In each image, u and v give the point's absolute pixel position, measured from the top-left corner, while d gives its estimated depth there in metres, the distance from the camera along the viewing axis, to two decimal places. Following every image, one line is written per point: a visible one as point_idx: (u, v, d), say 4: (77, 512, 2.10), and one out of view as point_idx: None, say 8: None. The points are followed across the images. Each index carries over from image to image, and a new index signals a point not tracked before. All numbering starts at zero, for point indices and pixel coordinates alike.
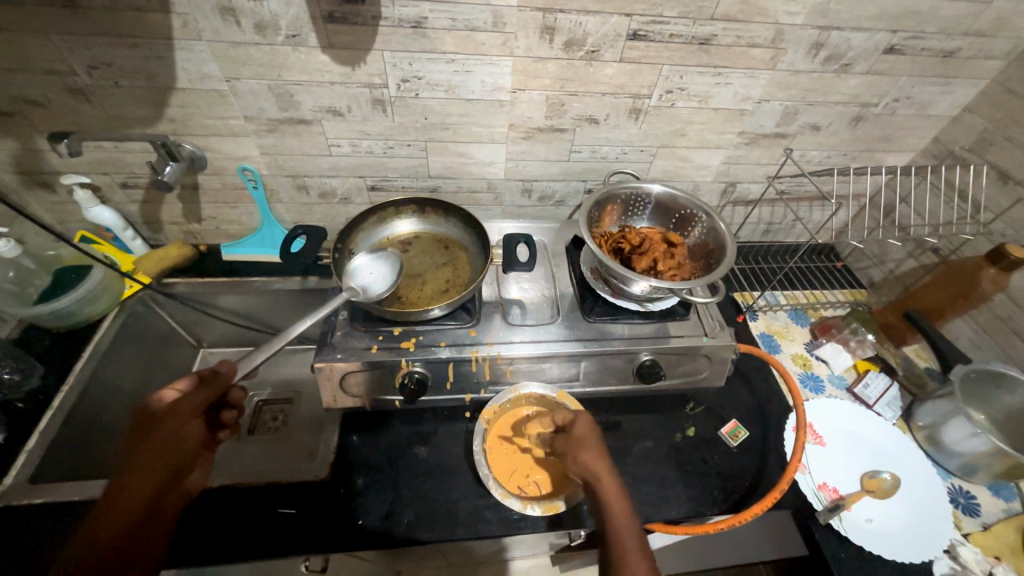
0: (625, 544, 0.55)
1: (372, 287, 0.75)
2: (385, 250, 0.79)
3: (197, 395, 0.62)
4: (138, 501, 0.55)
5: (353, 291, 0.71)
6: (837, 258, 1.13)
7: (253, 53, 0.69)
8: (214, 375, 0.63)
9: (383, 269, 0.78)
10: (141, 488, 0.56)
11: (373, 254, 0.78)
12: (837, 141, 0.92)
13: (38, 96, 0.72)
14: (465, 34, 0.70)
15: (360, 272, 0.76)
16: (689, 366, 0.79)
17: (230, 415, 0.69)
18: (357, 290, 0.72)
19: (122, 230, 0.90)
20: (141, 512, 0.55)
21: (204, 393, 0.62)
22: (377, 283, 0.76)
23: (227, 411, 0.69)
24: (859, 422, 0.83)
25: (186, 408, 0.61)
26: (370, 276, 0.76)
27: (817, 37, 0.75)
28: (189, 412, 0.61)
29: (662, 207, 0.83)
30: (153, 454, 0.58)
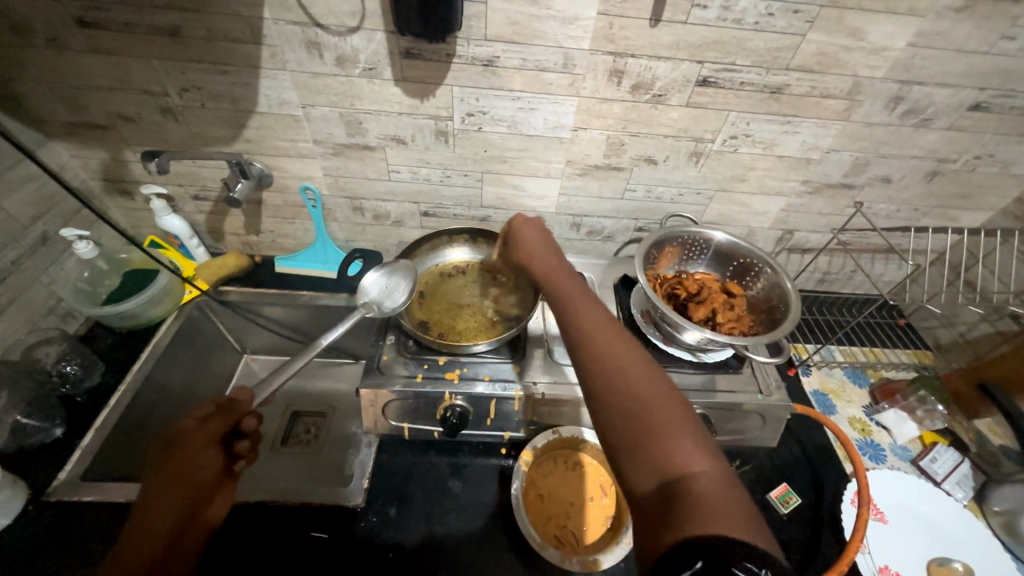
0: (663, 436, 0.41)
1: (390, 301, 0.77)
2: (402, 266, 0.80)
3: (214, 424, 0.62)
4: (157, 537, 0.55)
5: (365, 308, 0.74)
6: (899, 315, 1.06)
7: (331, 83, 0.72)
8: (231, 404, 0.64)
9: (396, 278, 0.79)
10: (159, 523, 0.56)
11: (383, 263, 0.80)
12: (908, 195, 0.88)
13: (131, 113, 0.77)
14: (534, 73, 0.71)
15: (376, 285, 0.78)
16: (739, 422, 0.75)
17: (243, 445, 0.65)
18: (370, 307, 0.75)
19: (188, 239, 0.94)
20: (163, 547, 0.55)
21: (221, 421, 0.63)
22: (392, 295, 0.78)
23: (240, 440, 0.65)
24: (928, 501, 0.76)
25: (201, 439, 0.61)
26: (386, 289, 0.78)
27: (897, 91, 0.72)
28: (203, 442, 0.61)
29: (720, 254, 0.80)
30: (172, 485, 0.58)
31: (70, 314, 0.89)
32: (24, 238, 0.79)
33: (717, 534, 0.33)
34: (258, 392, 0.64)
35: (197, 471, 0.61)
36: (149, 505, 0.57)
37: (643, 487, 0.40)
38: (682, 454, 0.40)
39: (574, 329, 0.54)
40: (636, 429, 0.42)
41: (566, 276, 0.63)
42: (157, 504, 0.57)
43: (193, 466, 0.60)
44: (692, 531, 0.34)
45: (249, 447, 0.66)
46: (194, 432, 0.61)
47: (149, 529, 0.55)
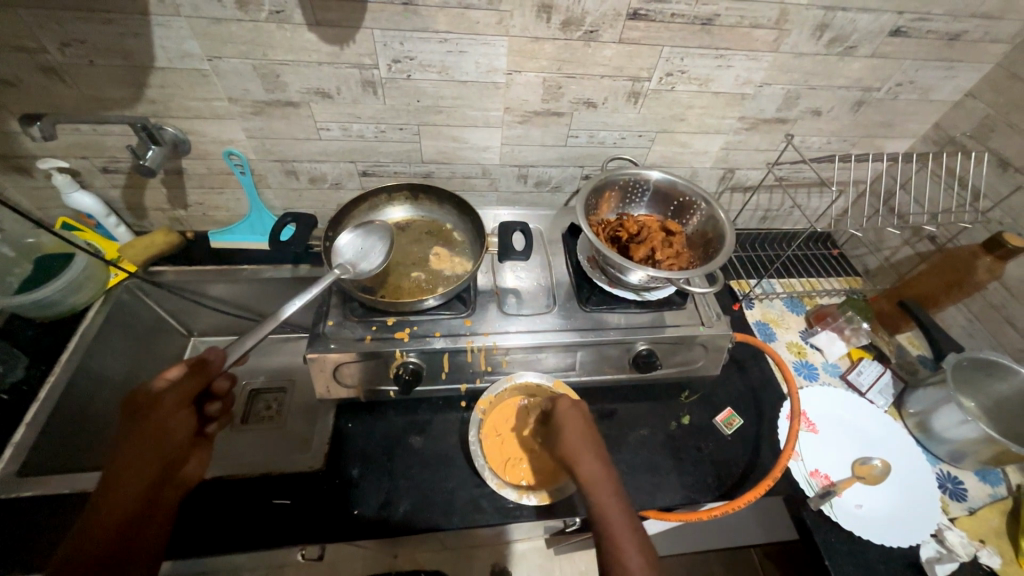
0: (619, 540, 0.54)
1: (363, 263, 0.74)
2: (375, 228, 0.77)
3: (185, 385, 0.59)
4: (130, 498, 0.54)
5: (340, 268, 0.70)
6: (833, 246, 1.12)
7: (236, 30, 0.66)
8: (203, 364, 0.61)
9: (372, 240, 0.77)
10: (133, 483, 0.55)
11: (360, 224, 0.77)
12: (838, 126, 0.91)
13: (8, 75, 0.68)
14: (459, 12, 0.67)
15: (350, 248, 0.75)
16: (685, 355, 0.79)
17: (214, 407, 0.66)
18: (347, 267, 0.71)
19: (104, 217, 0.87)
20: (137, 510, 0.54)
21: (192, 382, 0.60)
22: (368, 256, 0.75)
23: (211, 402, 0.66)
24: (852, 409, 0.84)
25: (173, 399, 0.59)
26: (361, 252, 0.75)
27: (822, 18, 0.72)
28: (176, 404, 0.59)
29: (660, 194, 0.81)
30: (144, 446, 0.56)
31: None
32: None
33: None
34: (231, 352, 0.61)
35: (172, 431, 0.59)
36: (118, 468, 0.55)
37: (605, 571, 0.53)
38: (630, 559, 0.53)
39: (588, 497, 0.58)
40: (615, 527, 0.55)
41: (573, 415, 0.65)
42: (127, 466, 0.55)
43: (165, 427, 0.58)
44: None
45: (220, 409, 0.67)
46: (164, 394, 0.59)
47: (122, 491, 0.54)
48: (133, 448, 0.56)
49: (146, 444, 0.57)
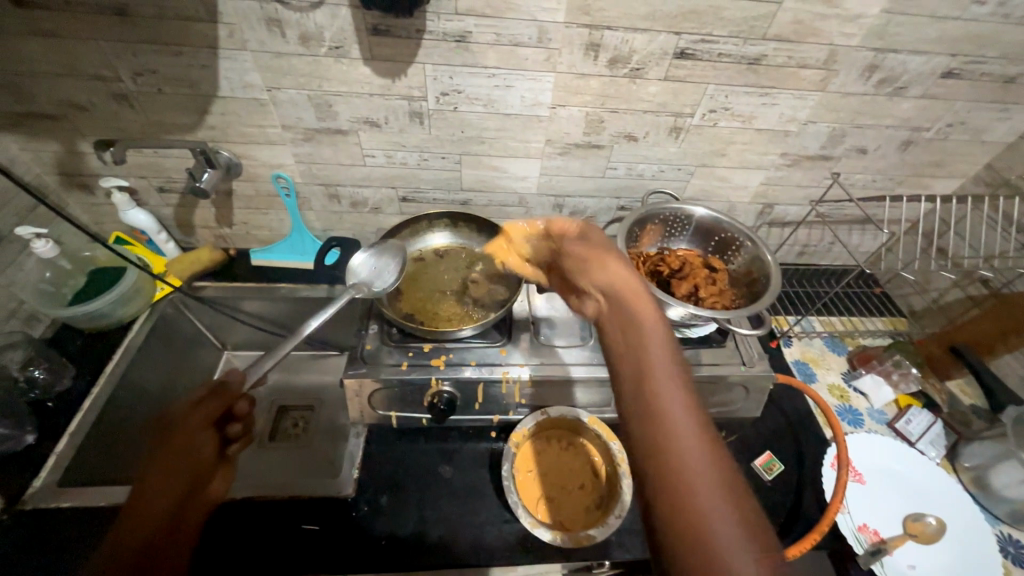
0: (683, 445, 0.41)
1: (377, 282, 0.75)
2: (388, 249, 0.79)
3: (207, 403, 0.59)
4: (155, 518, 0.50)
5: (355, 287, 0.72)
6: (875, 285, 1.09)
7: (296, 63, 0.69)
8: (223, 384, 0.61)
9: (384, 260, 0.79)
10: (157, 502, 0.51)
11: (373, 246, 0.79)
12: (884, 165, 0.89)
13: (83, 101, 0.72)
14: (509, 49, 0.69)
15: (363, 267, 0.76)
16: (724, 395, 0.77)
17: (235, 428, 0.61)
18: (361, 285, 0.73)
19: (156, 233, 0.90)
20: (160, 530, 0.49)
21: (214, 401, 0.59)
22: (381, 275, 0.77)
23: (232, 423, 0.61)
24: (902, 460, 0.79)
25: (196, 418, 0.58)
26: (374, 272, 0.77)
27: (872, 59, 0.72)
28: (199, 422, 0.58)
29: (702, 229, 0.80)
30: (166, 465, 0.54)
31: (34, 317, 0.83)
32: None
33: None
34: (251, 372, 0.62)
35: (195, 448, 0.57)
36: (139, 494, 0.51)
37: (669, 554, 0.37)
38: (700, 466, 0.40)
39: (640, 369, 0.46)
40: (674, 411, 0.43)
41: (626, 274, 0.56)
42: (152, 486, 0.52)
43: (188, 445, 0.56)
44: None
45: (242, 429, 0.61)
46: (188, 414, 0.58)
47: (144, 513, 0.50)
48: (157, 466, 0.54)
49: (168, 462, 0.54)
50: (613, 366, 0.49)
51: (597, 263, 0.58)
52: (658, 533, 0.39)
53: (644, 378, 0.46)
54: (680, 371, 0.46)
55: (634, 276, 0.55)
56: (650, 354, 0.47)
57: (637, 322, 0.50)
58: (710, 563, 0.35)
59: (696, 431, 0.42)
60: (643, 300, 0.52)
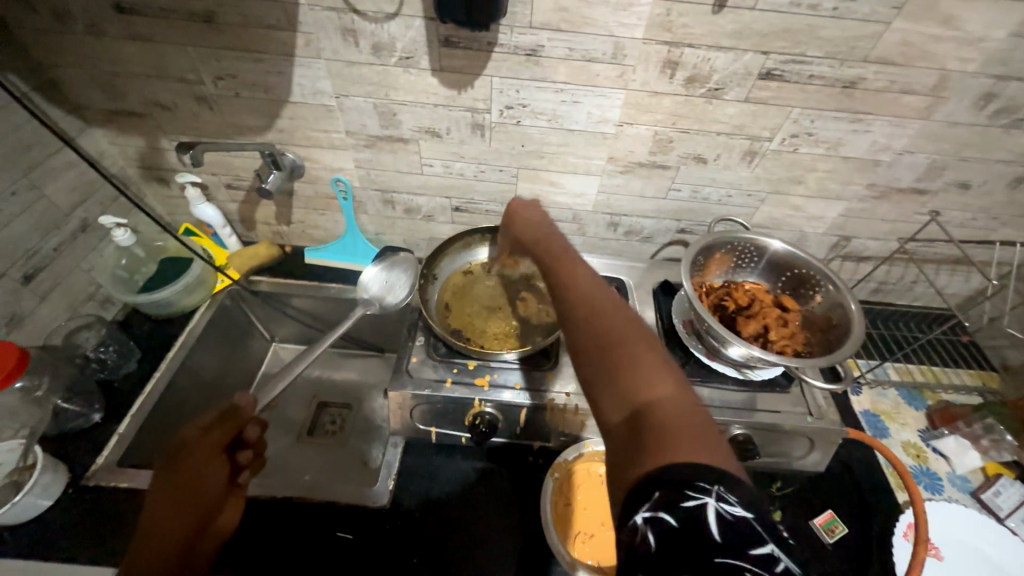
0: (605, 325, 0.45)
1: (388, 297, 0.86)
2: (397, 264, 0.86)
3: (215, 432, 0.59)
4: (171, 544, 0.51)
5: (366, 305, 0.83)
6: (962, 332, 0.98)
7: (366, 72, 0.69)
8: (234, 410, 0.60)
9: (395, 273, 0.86)
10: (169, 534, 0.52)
11: (383, 259, 0.86)
12: (989, 203, 0.79)
13: (167, 101, 0.76)
14: (580, 64, 0.66)
15: (374, 281, 0.85)
16: (785, 444, 0.71)
17: (245, 455, 0.64)
18: (371, 303, 0.84)
19: (221, 227, 0.94)
20: (177, 559, 0.49)
21: (224, 429, 0.60)
22: (392, 288, 0.86)
23: (241, 451, 0.64)
24: (990, 540, 0.70)
25: (204, 448, 0.59)
26: (384, 285, 0.86)
27: (990, 87, 0.64)
28: (207, 451, 0.59)
29: (773, 263, 0.74)
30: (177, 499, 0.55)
31: (108, 300, 0.89)
32: (66, 224, 0.81)
33: (680, 460, 0.34)
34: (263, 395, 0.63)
35: (204, 480, 0.58)
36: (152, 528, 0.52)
37: (616, 421, 0.40)
38: (629, 339, 0.44)
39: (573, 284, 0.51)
40: (598, 302, 0.48)
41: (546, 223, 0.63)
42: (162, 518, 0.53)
43: (198, 478, 0.58)
44: (649, 452, 0.35)
45: (250, 457, 0.64)
46: (195, 444, 0.58)
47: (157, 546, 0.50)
48: (168, 500, 0.55)
49: (180, 494, 0.55)
50: (544, 285, 0.55)
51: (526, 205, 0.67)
52: (610, 430, 0.40)
53: (580, 295, 0.50)
54: (600, 280, 0.51)
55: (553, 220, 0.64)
56: (579, 275, 0.52)
57: (560, 258, 0.56)
58: (673, 437, 0.36)
59: (619, 314, 0.46)
60: (560, 242, 0.60)
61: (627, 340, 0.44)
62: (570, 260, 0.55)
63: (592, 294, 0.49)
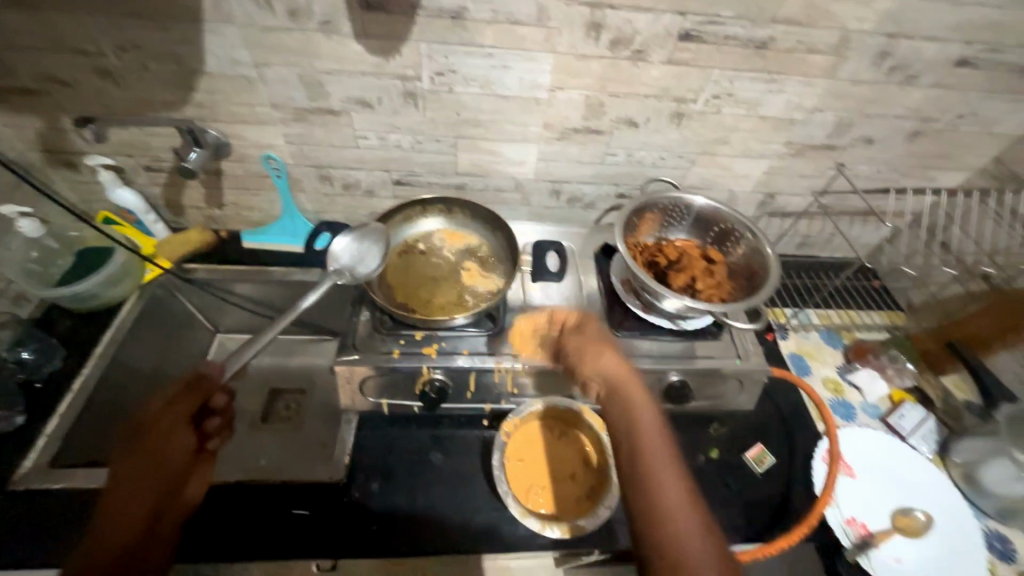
0: (654, 467, 0.55)
1: (360, 266, 0.73)
2: (369, 233, 0.77)
3: (184, 402, 0.65)
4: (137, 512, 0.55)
5: (336, 275, 0.71)
6: (875, 278, 1.07)
7: (285, 39, 0.66)
8: (199, 379, 0.66)
9: (367, 243, 0.76)
10: (139, 499, 0.56)
11: (354, 229, 0.77)
12: (890, 156, 0.87)
13: (64, 75, 0.70)
14: (507, 27, 0.66)
15: (345, 253, 0.75)
16: (718, 387, 0.76)
17: (213, 422, 0.70)
18: (342, 273, 0.71)
19: (144, 213, 0.88)
20: (144, 522, 0.55)
21: (191, 398, 0.65)
22: (364, 259, 0.75)
23: (209, 418, 0.70)
24: (893, 456, 0.79)
25: (171, 418, 0.64)
26: (357, 256, 0.75)
27: (884, 46, 0.69)
28: (177, 419, 0.64)
29: (701, 219, 0.78)
30: (148, 463, 0.59)
31: (22, 298, 0.82)
32: None
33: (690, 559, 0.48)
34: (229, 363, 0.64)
35: (171, 450, 0.62)
36: (119, 493, 0.56)
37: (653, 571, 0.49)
38: (676, 498, 0.53)
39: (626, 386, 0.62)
40: (652, 437, 0.57)
41: (603, 341, 0.68)
42: (129, 485, 0.57)
43: (164, 445, 0.62)
44: (679, 546, 0.49)
45: (219, 424, 0.72)
46: (162, 414, 0.63)
47: (125, 510, 0.55)
48: (135, 468, 0.58)
49: (148, 459, 0.60)
50: (598, 365, 0.64)
51: (592, 356, 0.66)
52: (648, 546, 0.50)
53: (636, 421, 0.59)
54: (659, 420, 0.59)
55: (629, 370, 0.64)
56: (657, 466, 0.55)
57: (622, 390, 0.62)
58: (686, 538, 0.50)
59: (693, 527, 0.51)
60: (609, 355, 0.66)
61: (672, 491, 0.53)
62: (606, 359, 0.65)
63: (650, 439, 0.57)
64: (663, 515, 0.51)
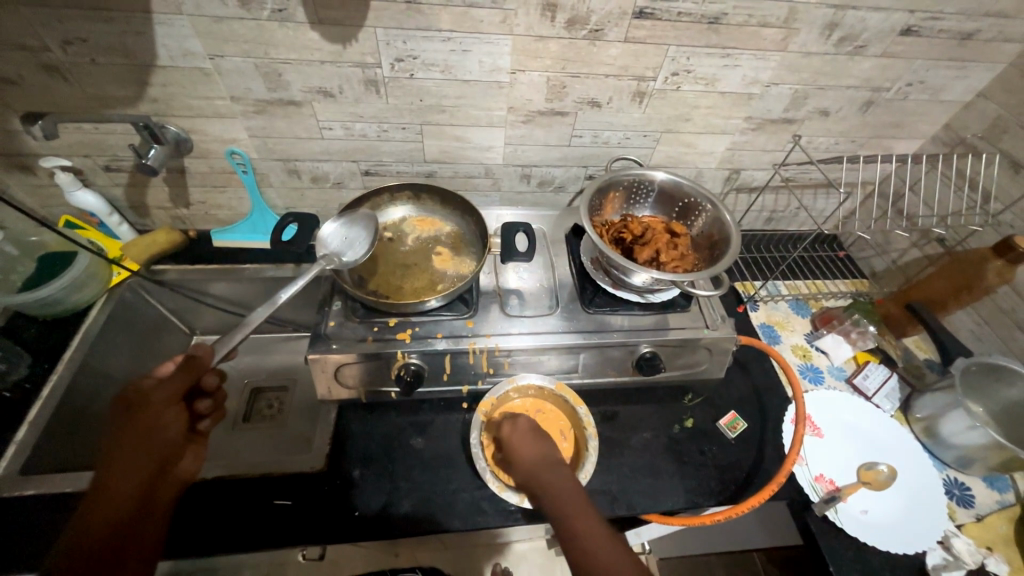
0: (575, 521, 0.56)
1: (348, 253, 0.74)
2: (357, 218, 0.77)
3: (174, 381, 0.61)
4: (129, 493, 0.55)
5: (325, 260, 0.70)
6: (839, 248, 1.11)
7: (238, 28, 0.65)
8: (191, 360, 0.62)
9: (356, 230, 0.77)
10: (127, 482, 0.55)
11: (342, 214, 0.77)
12: (846, 127, 0.90)
13: (10, 73, 0.68)
14: (462, 10, 0.66)
15: (332, 239, 0.75)
16: (689, 357, 0.78)
17: (205, 404, 0.67)
18: (331, 257, 0.71)
19: (107, 215, 0.87)
20: (135, 506, 0.55)
21: (181, 378, 0.62)
22: (352, 246, 0.75)
23: (201, 400, 0.67)
24: (858, 414, 0.83)
25: (161, 397, 0.61)
26: (345, 242, 0.75)
27: (831, 17, 0.71)
28: (165, 400, 0.61)
29: (665, 195, 0.80)
30: (135, 446, 0.57)
31: None
32: None
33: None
34: (218, 347, 0.62)
35: (164, 427, 0.60)
36: (109, 473, 0.55)
37: None
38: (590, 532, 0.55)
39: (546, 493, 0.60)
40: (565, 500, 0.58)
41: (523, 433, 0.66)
42: (117, 467, 0.55)
43: (155, 425, 0.60)
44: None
45: (211, 406, 0.68)
46: (152, 391, 0.61)
47: (113, 494, 0.54)
48: (127, 447, 0.57)
49: (139, 440, 0.58)
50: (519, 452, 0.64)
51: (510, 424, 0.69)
52: None
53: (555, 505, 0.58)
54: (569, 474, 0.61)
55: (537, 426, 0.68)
56: (558, 484, 0.60)
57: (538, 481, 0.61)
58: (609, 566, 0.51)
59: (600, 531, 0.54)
60: (532, 450, 0.64)
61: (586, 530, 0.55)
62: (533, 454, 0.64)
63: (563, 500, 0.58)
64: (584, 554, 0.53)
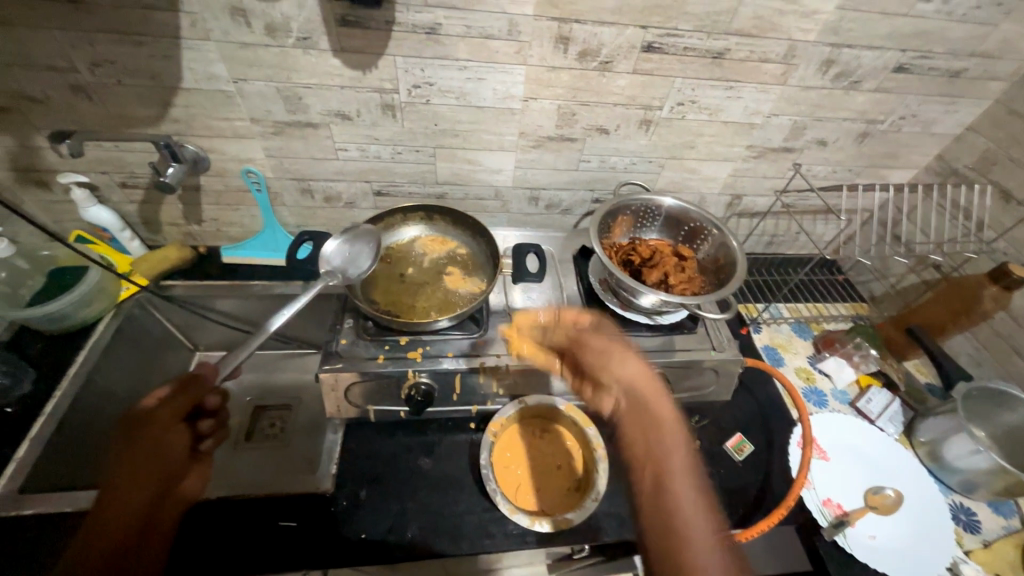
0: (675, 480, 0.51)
1: (350, 269, 0.75)
2: (357, 234, 0.78)
3: (178, 400, 0.60)
4: (128, 516, 0.53)
5: (329, 276, 0.71)
6: (839, 272, 1.13)
7: (263, 54, 0.68)
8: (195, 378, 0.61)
9: (358, 246, 0.78)
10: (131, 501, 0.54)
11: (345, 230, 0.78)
12: (843, 156, 0.93)
13: (37, 92, 0.70)
14: (479, 41, 0.69)
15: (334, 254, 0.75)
16: (696, 379, 0.79)
17: (206, 423, 0.65)
18: (335, 273, 0.72)
19: (119, 231, 0.87)
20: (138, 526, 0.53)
21: (185, 397, 0.60)
22: (355, 262, 0.76)
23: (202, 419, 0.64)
24: (862, 437, 0.83)
25: (166, 416, 0.59)
26: (347, 258, 0.76)
27: (828, 54, 0.75)
28: (170, 418, 0.59)
29: (672, 219, 0.82)
30: (139, 464, 0.56)
31: None
32: None
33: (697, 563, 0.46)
34: (222, 367, 0.61)
35: (166, 447, 0.59)
36: (113, 490, 0.53)
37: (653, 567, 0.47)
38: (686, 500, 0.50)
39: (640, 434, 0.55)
40: (667, 449, 0.53)
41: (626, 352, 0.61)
42: (122, 484, 0.54)
43: (160, 443, 0.58)
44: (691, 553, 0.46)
45: (213, 425, 0.65)
46: (156, 409, 0.59)
47: (116, 512, 0.52)
48: (130, 466, 0.55)
49: (144, 458, 0.56)
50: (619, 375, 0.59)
51: (615, 359, 0.60)
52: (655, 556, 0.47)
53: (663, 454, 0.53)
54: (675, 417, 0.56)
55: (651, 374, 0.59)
56: (665, 444, 0.54)
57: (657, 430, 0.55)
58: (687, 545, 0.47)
59: (709, 536, 0.47)
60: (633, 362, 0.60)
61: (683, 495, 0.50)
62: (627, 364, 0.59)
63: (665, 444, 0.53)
64: (674, 525, 0.48)
